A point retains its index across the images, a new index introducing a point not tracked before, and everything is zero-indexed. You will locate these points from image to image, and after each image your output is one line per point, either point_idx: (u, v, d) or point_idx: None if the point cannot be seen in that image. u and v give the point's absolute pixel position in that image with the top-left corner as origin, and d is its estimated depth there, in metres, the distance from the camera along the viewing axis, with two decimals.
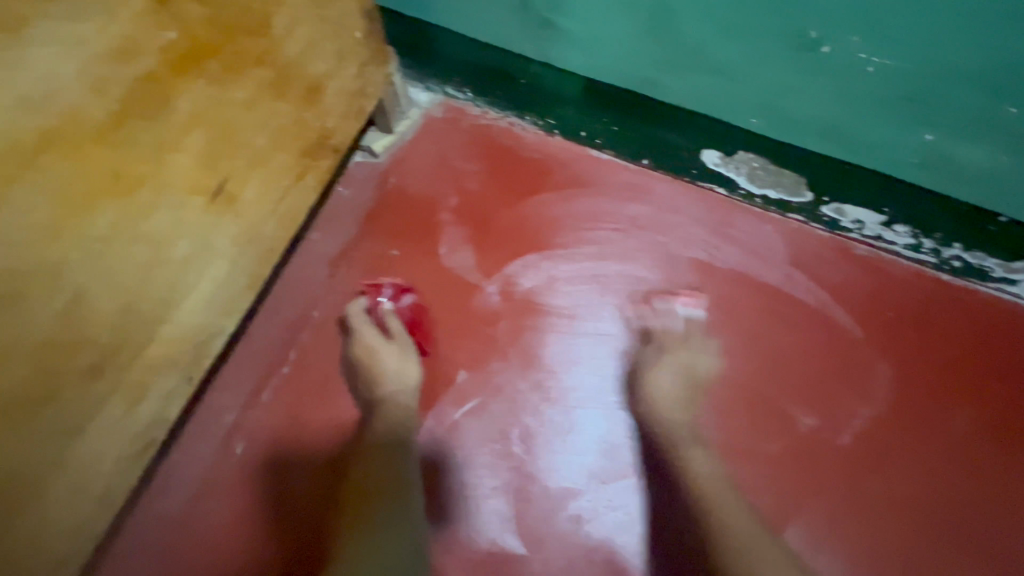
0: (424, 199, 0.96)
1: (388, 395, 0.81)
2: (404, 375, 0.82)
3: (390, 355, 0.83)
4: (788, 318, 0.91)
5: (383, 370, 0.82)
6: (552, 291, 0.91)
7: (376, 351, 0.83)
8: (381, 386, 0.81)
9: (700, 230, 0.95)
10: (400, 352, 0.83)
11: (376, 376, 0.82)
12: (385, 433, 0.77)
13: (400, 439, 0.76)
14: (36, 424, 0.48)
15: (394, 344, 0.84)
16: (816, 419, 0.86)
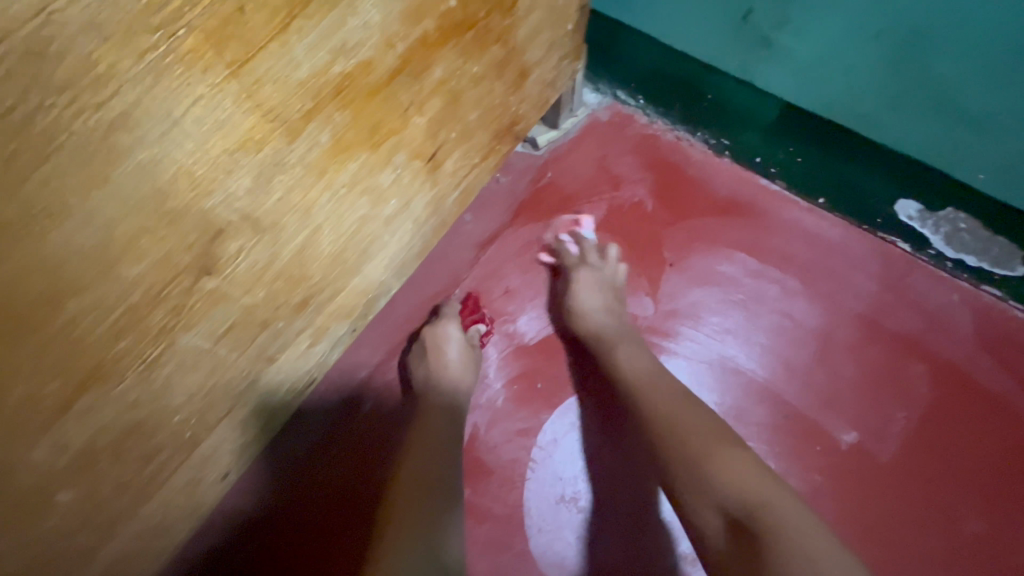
0: (578, 199, 0.95)
1: (442, 389, 0.77)
2: (464, 379, 0.79)
3: (456, 355, 0.80)
4: (965, 399, 0.80)
5: (444, 364, 0.79)
6: (696, 316, 0.87)
7: (447, 348, 0.80)
8: (442, 378, 0.78)
9: (874, 283, 0.87)
10: (467, 360, 0.80)
11: (441, 369, 0.78)
12: (434, 413, 0.73)
13: (432, 415, 0.73)
14: (250, 345, 0.50)
15: (469, 351, 0.81)
16: (983, 521, 0.75)
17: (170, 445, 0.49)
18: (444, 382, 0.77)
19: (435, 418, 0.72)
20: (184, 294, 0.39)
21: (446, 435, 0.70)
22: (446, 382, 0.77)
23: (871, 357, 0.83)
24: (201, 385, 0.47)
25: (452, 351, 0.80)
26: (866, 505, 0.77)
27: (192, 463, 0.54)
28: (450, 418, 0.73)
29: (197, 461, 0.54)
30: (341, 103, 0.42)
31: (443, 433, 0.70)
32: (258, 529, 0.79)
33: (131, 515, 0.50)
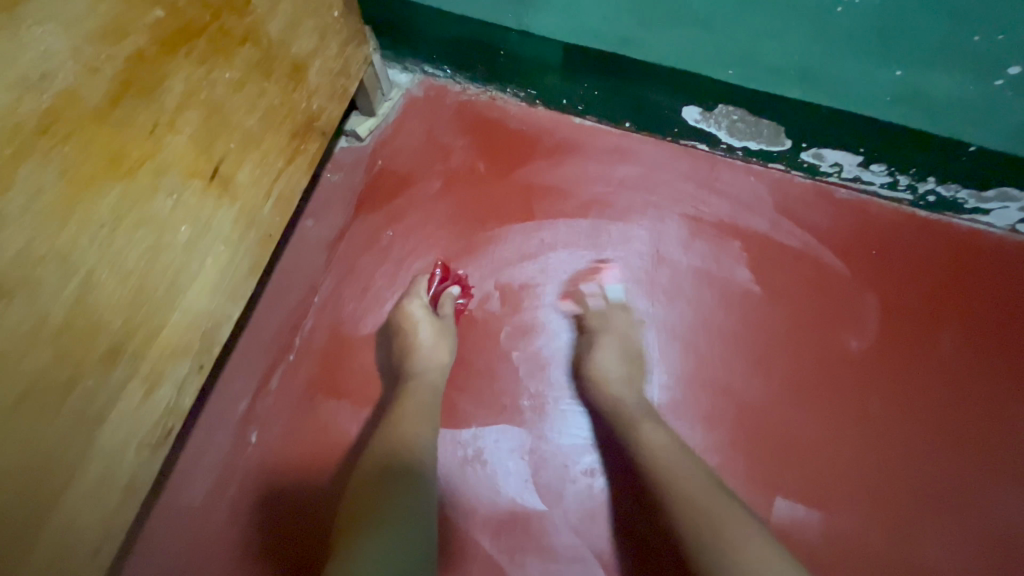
0: (412, 178, 0.97)
1: (421, 370, 0.80)
2: (436, 354, 0.81)
3: (427, 329, 0.82)
4: (780, 261, 0.94)
5: (418, 343, 0.81)
6: (546, 257, 0.92)
7: (418, 326, 0.83)
8: (420, 358, 0.81)
9: (689, 185, 0.98)
10: (438, 333, 0.83)
11: (414, 349, 0.81)
12: (417, 398, 0.77)
13: (414, 402, 0.76)
14: (58, 413, 0.48)
15: (439, 323, 0.84)
16: (815, 355, 0.89)
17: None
18: (426, 363, 0.80)
19: (421, 422, 0.74)
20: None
21: (427, 436, 0.73)
22: (426, 366, 0.80)
23: (701, 248, 0.94)
24: (10, 470, 0.45)
25: (422, 328, 0.82)
26: (724, 378, 0.88)
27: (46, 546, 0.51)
28: (426, 436, 0.72)
29: (48, 545, 0.51)
30: (54, 141, 0.40)
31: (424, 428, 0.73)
32: None
33: None
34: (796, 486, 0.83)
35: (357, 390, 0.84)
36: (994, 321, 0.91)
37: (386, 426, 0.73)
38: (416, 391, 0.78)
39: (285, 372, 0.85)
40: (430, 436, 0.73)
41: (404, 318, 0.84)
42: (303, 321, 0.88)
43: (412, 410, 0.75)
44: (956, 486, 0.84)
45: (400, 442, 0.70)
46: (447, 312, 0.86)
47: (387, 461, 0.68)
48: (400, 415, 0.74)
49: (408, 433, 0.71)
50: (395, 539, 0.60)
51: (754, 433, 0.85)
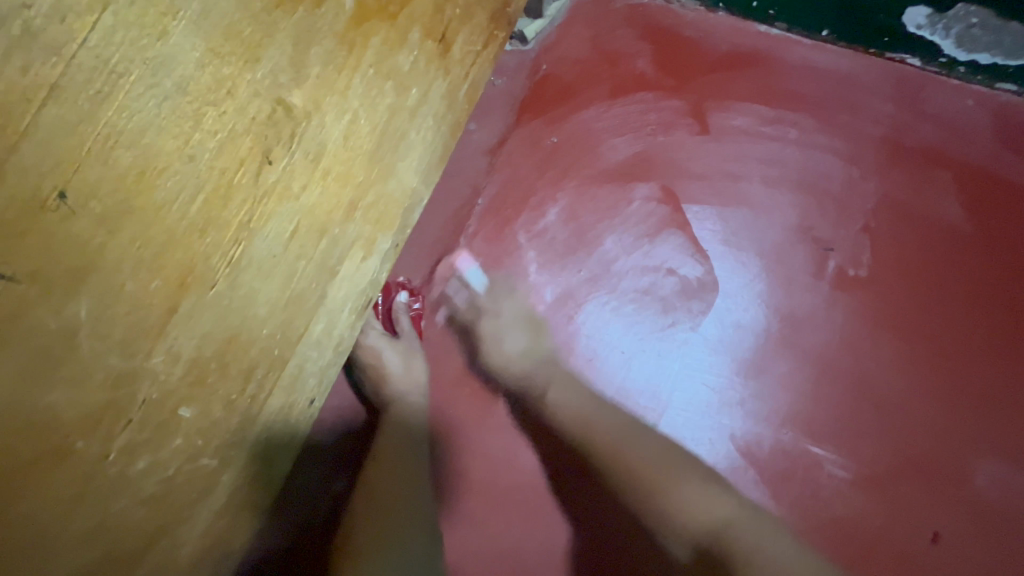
0: (578, 85, 0.92)
1: (400, 398, 0.75)
2: (411, 375, 0.77)
3: (395, 354, 0.77)
4: (996, 197, 0.82)
5: (390, 373, 0.76)
6: (720, 175, 0.86)
7: (381, 356, 0.76)
8: (392, 386, 0.75)
9: (893, 106, 0.86)
10: (405, 353, 0.78)
11: (387, 378, 0.76)
12: (394, 445, 0.71)
13: (381, 470, 0.69)
14: (314, 255, 0.50)
15: (400, 343, 0.78)
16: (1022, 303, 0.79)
17: (264, 362, 0.48)
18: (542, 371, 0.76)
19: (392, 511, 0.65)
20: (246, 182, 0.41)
21: (719, 501, 0.61)
22: (533, 372, 0.76)
23: (903, 178, 0.84)
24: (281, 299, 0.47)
25: (386, 353, 0.76)
26: (917, 319, 0.79)
27: (284, 385, 0.50)
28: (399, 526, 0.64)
29: None
30: None
31: (713, 501, 0.61)
32: None
33: None
34: (998, 439, 0.75)
35: (521, 293, 0.84)
36: None
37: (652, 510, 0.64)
38: (626, 417, 0.71)
39: (449, 272, 0.86)
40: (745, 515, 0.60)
41: (365, 353, 0.76)
42: (467, 224, 0.87)
43: (604, 428, 0.68)
44: None
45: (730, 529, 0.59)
46: (408, 338, 0.80)
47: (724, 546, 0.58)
48: (372, 482, 0.68)
49: (386, 520, 0.64)
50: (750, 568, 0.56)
51: (952, 376, 0.77)
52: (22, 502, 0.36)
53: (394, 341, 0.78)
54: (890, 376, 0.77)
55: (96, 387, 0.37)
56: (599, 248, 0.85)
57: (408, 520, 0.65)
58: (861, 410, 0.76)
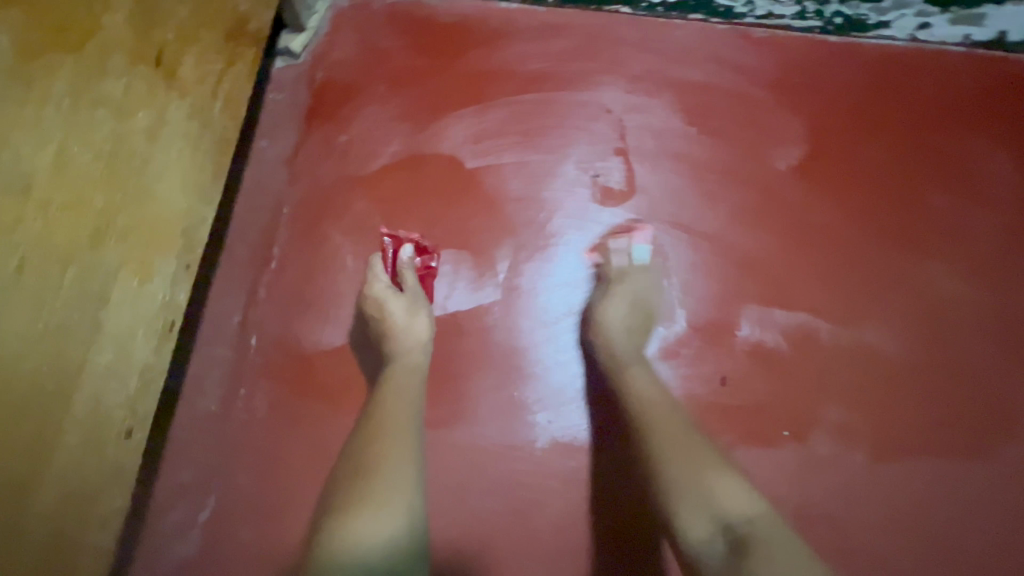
0: (354, 85, 0.99)
1: (404, 353, 0.79)
2: (413, 330, 0.80)
3: (399, 306, 0.81)
4: (716, 103, 1.00)
5: (394, 326, 0.81)
6: (498, 136, 0.97)
7: (387, 305, 0.82)
8: (398, 331, 0.80)
9: (621, 48, 1.02)
10: (410, 307, 0.82)
11: (389, 334, 0.80)
12: (399, 380, 0.75)
13: (394, 396, 0.73)
14: (63, 282, 0.54)
15: (407, 295, 0.83)
16: (757, 175, 0.96)
17: (32, 398, 0.52)
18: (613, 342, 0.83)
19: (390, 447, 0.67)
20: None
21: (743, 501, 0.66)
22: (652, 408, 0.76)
23: (642, 104, 0.99)
24: (32, 328, 0.52)
25: (391, 303, 0.82)
26: (678, 213, 0.94)
27: (77, 414, 0.56)
28: (397, 455, 0.66)
29: (84, 414, 0.57)
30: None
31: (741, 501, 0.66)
32: (211, 485, 0.81)
33: (35, 478, 0.52)
34: (760, 290, 0.90)
35: (346, 284, 0.90)
36: (923, 120, 0.97)
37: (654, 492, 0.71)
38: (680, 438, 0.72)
39: (272, 283, 0.89)
40: (700, 456, 0.70)
41: (371, 303, 0.83)
42: (278, 233, 0.91)
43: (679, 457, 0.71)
44: (903, 264, 0.91)
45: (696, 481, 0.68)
46: (393, 295, 0.82)
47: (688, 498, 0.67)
48: (363, 445, 0.68)
49: (375, 461, 0.65)
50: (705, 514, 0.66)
51: (716, 252, 0.92)
52: None
53: (394, 296, 0.82)
54: (673, 278, 0.91)
55: None
56: (409, 224, 0.92)
57: (380, 533, 0.60)
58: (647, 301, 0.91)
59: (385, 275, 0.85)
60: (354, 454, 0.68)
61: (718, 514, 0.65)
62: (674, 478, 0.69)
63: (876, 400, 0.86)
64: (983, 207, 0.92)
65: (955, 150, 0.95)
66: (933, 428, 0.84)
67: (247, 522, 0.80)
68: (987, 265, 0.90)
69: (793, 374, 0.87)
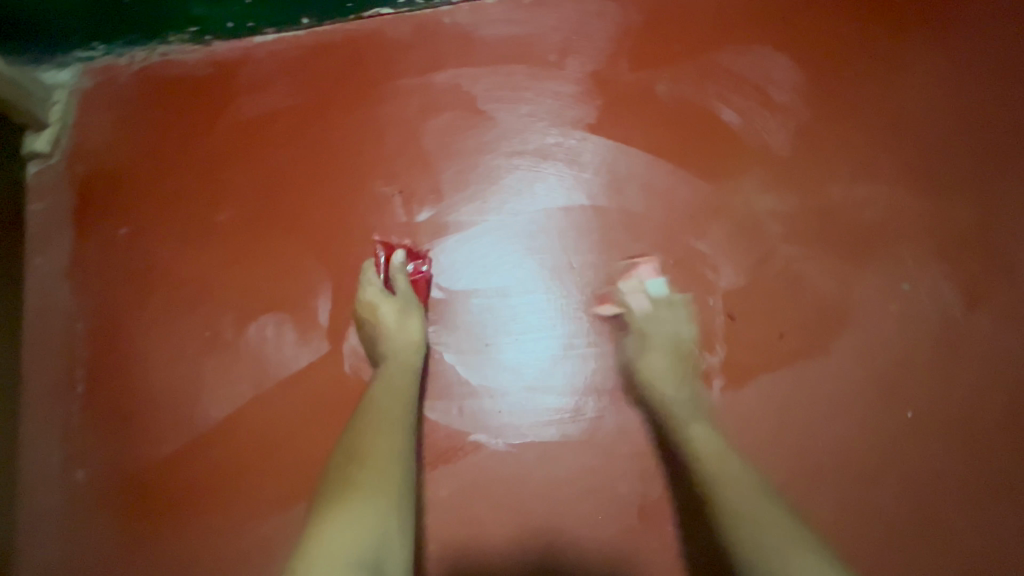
0: (120, 172, 0.91)
1: (391, 356, 0.79)
2: (404, 333, 0.80)
3: (388, 311, 0.80)
4: (504, 83, 0.95)
5: (385, 330, 0.80)
6: (288, 181, 0.91)
7: (379, 309, 0.81)
8: (383, 333, 0.80)
9: (395, 50, 0.96)
10: (400, 309, 0.81)
11: (380, 337, 0.80)
12: (384, 391, 0.76)
13: (373, 426, 0.72)
14: None
15: (399, 297, 0.82)
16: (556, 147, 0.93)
17: None
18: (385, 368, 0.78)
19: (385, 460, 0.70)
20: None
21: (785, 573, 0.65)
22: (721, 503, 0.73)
23: (429, 102, 0.94)
24: None
25: (381, 312, 0.81)
26: (487, 210, 0.91)
27: None
28: (385, 474, 0.68)
29: None
30: None
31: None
32: None
33: None
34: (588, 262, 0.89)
35: (161, 386, 0.83)
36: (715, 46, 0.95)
37: (715, 477, 0.72)
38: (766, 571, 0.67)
39: (85, 407, 0.83)
40: (741, 476, 0.71)
41: (363, 309, 0.81)
42: (78, 353, 0.85)
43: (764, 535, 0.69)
44: (716, 201, 0.90)
45: (723, 482, 0.70)
46: (384, 300, 0.82)
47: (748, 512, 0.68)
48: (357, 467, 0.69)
49: (358, 486, 0.66)
50: (754, 522, 0.67)
51: (539, 235, 0.90)
52: None
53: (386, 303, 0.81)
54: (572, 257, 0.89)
55: None
56: (215, 302, 0.86)
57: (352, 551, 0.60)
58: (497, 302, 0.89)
59: (377, 280, 0.85)
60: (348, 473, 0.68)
61: (759, 487, 0.70)
62: (715, 489, 0.71)
63: (721, 337, 0.86)
64: (774, 112, 0.92)
65: (736, 63, 0.94)
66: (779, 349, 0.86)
67: None
68: (790, 168, 0.91)
69: (640, 334, 0.87)
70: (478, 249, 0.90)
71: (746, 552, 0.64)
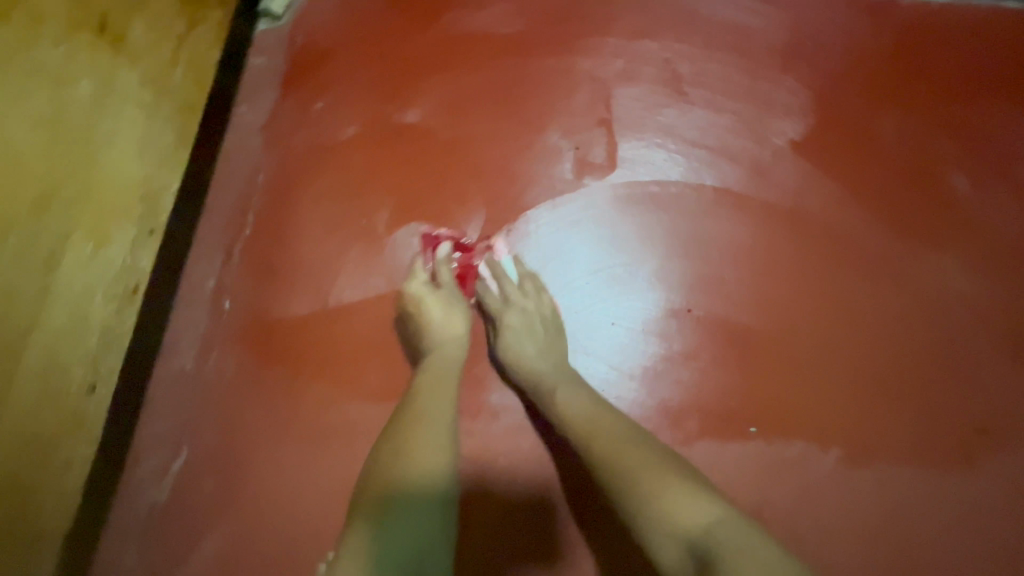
0: (332, 50, 0.98)
1: (508, 326, 0.79)
2: (531, 303, 0.80)
3: (511, 284, 0.83)
4: (716, 72, 0.91)
5: (507, 302, 0.81)
6: (473, 105, 0.94)
7: (501, 283, 0.83)
8: (431, 333, 0.78)
9: (615, 8, 0.94)
10: (524, 283, 0.83)
11: (503, 306, 0.81)
12: (432, 375, 0.73)
13: (426, 410, 0.68)
14: (9, 247, 0.54)
15: (523, 274, 0.84)
16: (750, 144, 0.88)
17: None
18: (534, 365, 0.76)
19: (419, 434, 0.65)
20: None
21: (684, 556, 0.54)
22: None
23: (633, 69, 0.92)
24: None
25: (509, 316, 0.79)
26: (659, 190, 0.88)
27: (30, 373, 0.59)
28: (425, 462, 0.63)
29: (35, 371, 0.60)
30: None
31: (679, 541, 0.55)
32: (182, 438, 0.84)
33: None
34: (750, 275, 0.84)
35: (313, 253, 0.90)
36: (946, 99, 0.89)
37: (615, 470, 0.62)
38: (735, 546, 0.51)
39: (246, 249, 0.90)
40: (660, 464, 0.61)
41: (480, 286, 0.85)
42: (254, 200, 0.92)
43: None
44: (903, 256, 0.84)
45: (652, 488, 0.58)
46: (510, 292, 0.81)
47: (653, 523, 0.57)
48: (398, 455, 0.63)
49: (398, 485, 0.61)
50: (670, 532, 0.55)
51: (706, 230, 0.86)
52: None
53: (505, 310, 0.80)
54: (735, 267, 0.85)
55: None
56: (382, 193, 0.91)
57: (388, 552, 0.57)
58: (639, 284, 0.84)
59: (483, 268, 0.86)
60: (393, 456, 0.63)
61: (679, 530, 0.55)
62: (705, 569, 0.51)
63: (862, 397, 0.80)
64: (986, 182, 0.86)
65: (961, 120, 0.89)
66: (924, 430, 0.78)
67: (211, 472, 0.83)
68: (1000, 256, 0.83)
69: (775, 373, 0.81)
70: (574, 235, 0.87)
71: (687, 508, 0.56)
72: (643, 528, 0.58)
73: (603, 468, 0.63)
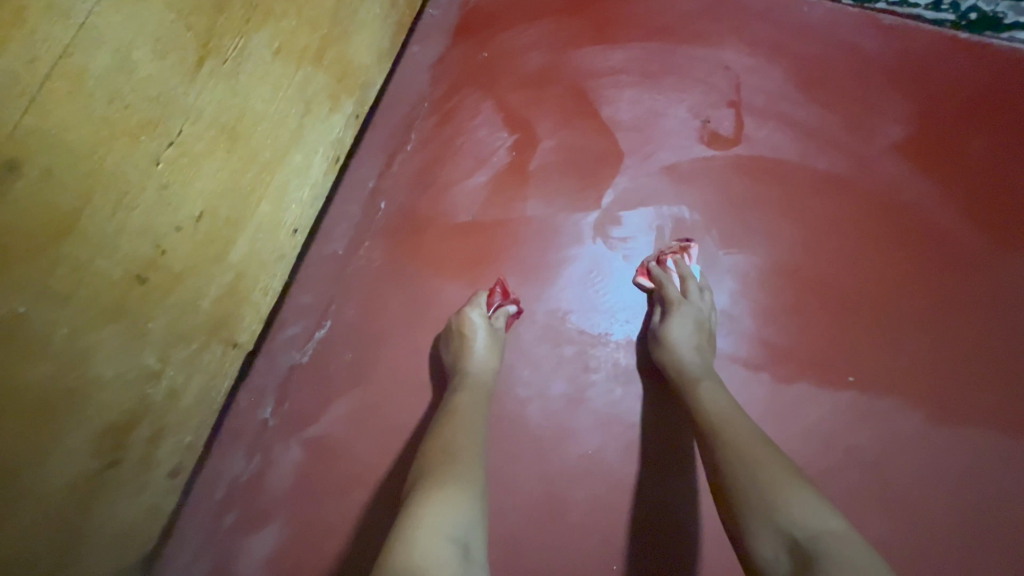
0: (500, 12, 1.12)
1: (682, 317, 0.85)
2: (701, 314, 0.87)
3: (696, 291, 0.89)
4: (832, 78, 1.05)
5: (696, 301, 0.88)
6: (620, 72, 1.06)
7: (688, 281, 0.89)
8: (473, 361, 0.83)
9: (749, 15, 1.10)
10: (703, 295, 0.89)
11: (688, 299, 0.87)
12: (467, 406, 0.75)
13: (463, 413, 0.74)
14: (294, 77, 0.65)
15: (702, 287, 0.90)
16: (857, 140, 1.01)
17: (252, 164, 0.62)
18: (687, 359, 0.81)
19: (459, 451, 0.67)
20: (240, 3, 0.54)
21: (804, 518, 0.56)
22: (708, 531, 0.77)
23: (761, 67, 1.06)
24: (266, 107, 0.62)
25: (684, 309, 0.86)
26: (776, 166, 1.00)
27: (272, 194, 0.68)
28: (461, 448, 0.67)
29: (275, 194, 0.69)
30: None
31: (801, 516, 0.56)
32: (328, 310, 0.92)
33: (234, 232, 0.63)
34: (852, 250, 0.95)
35: (464, 171, 1.00)
36: None
37: (736, 472, 0.62)
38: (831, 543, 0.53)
39: (403, 161, 1.01)
40: (778, 464, 0.62)
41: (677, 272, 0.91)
42: (416, 122, 1.04)
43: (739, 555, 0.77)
44: (989, 258, 0.94)
45: (770, 483, 0.59)
46: (691, 289, 0.88)
47: (760, 513, 0.58)
48: (436, 443, 0.68)
49: (434, 468, 0.64)
50: (776, 526, 0.56)
51: (816, 205, 0.98)
52: (81, 227, 0.43)
53: (682, 302, 0.87)
54: (836, 241, 0.96)
55: (142, 127, 0.46)
56: (532, 132, 1.02)
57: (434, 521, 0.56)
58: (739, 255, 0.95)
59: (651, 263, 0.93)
60: (435, 445, 0.68)
61: (783, 519, 0.56)
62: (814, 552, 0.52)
63: (938, 369, 0.89)
64: None
65: None
66: (996, 404, 0.87)
67: (351, 346, 0.91)
68: None
69: (860, 333, 0.91)
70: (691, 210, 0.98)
71: (805, 505, 0.57)
72: (748, 517, 0.58)
73: (718, 459, 0.65)
